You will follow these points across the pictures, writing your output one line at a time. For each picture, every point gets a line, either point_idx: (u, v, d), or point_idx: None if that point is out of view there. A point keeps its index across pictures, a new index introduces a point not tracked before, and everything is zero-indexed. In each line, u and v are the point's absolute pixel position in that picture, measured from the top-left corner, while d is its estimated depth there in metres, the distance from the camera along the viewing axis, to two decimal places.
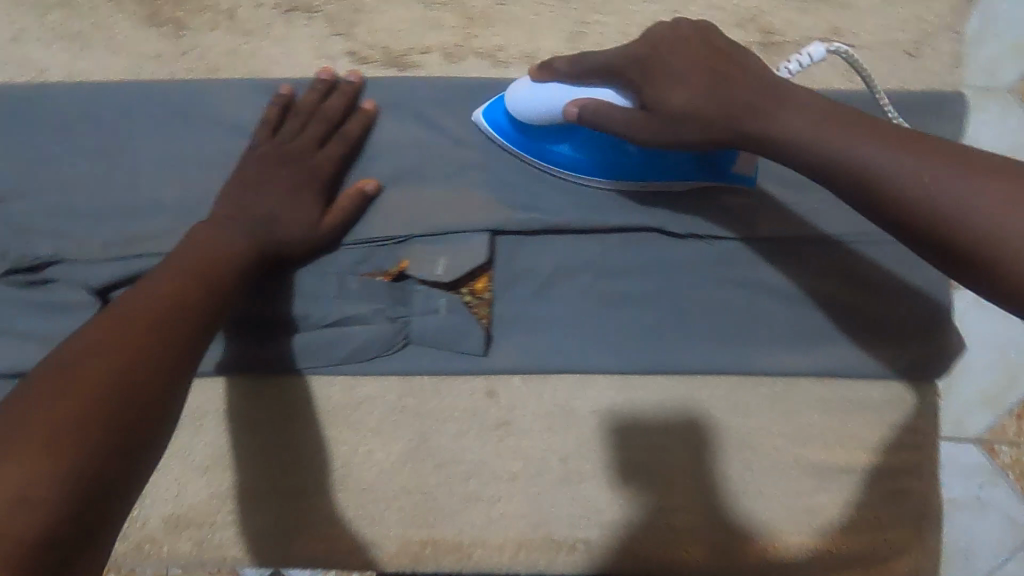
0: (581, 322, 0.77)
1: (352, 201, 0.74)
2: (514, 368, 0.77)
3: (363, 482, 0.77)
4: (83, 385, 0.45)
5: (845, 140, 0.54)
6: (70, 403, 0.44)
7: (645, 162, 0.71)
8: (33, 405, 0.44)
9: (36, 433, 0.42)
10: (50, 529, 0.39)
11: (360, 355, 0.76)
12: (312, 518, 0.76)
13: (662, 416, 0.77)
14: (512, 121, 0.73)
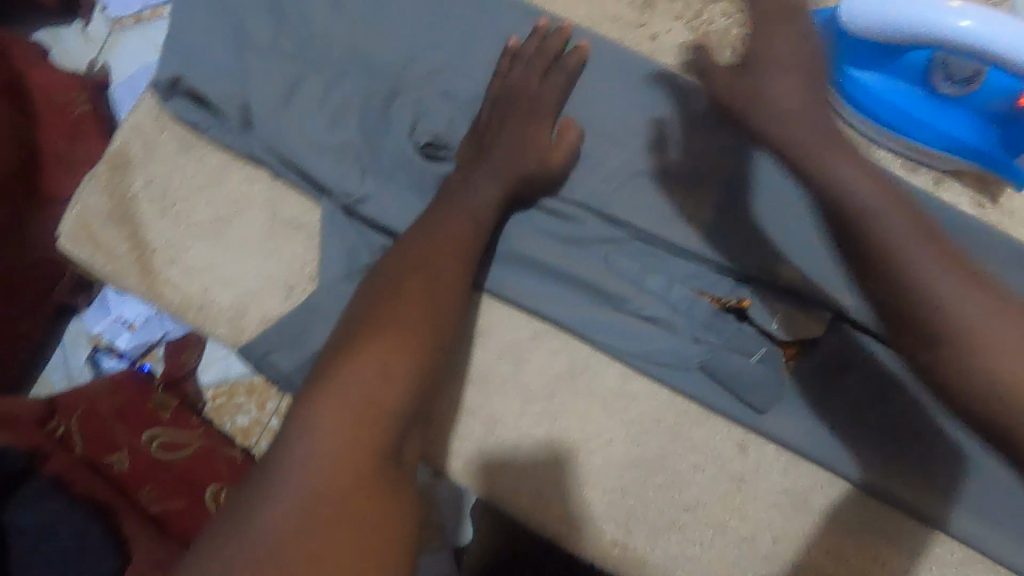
0: (733, 363, 0.63)
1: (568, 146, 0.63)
2: (722, 411, 0.64)
3: (514, 428, 0.66)
4: (391, 339, 0.46)
5: (924, 259, 0.44)
6: (422, 315, 0.48)
7: (908, 94, 0.59)
8: (401, 314, 0.48)
9: (404, 354, 0.45)
10: (398, 439, 0.43)
11: (538, 337, 0.67)
12: (460, 429, 0.67)
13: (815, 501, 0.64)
14: (840, 35, 0.59)
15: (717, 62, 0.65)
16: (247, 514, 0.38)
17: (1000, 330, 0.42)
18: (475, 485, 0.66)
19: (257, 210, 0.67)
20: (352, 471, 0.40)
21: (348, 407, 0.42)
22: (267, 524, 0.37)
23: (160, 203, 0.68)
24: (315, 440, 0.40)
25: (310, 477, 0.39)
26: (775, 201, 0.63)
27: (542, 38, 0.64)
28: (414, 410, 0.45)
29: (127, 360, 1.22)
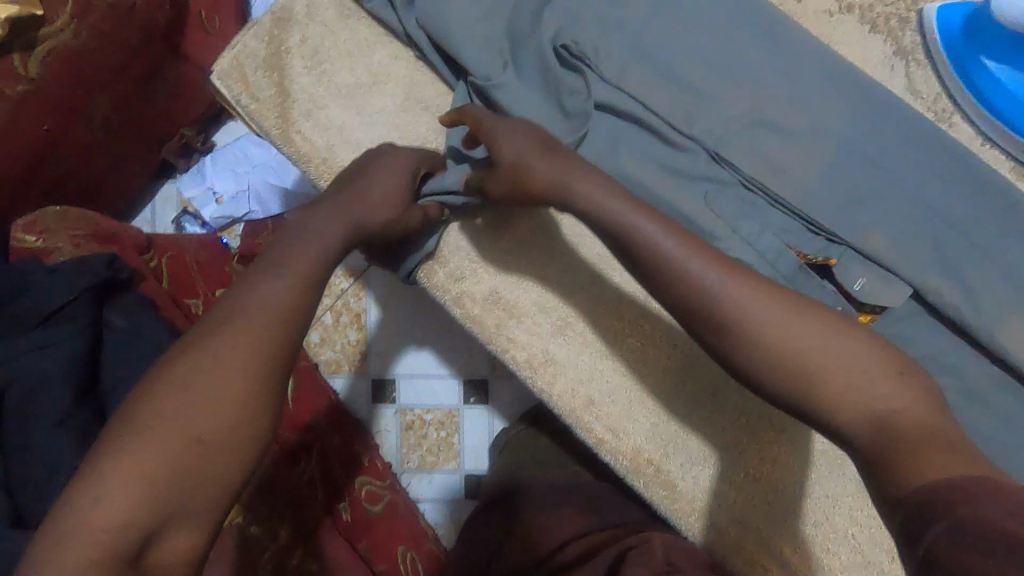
0: None
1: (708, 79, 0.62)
2: None
3: (581, 334, 0.71)
4: (194, 410, 0.43)
5: (710, 272, 0.52)
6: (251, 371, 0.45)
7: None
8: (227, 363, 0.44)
9: (212, 436, 0.43)
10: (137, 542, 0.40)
11: (623, 257, 0.72)
12: (532, 324, 0.71)
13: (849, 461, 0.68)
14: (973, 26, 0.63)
15: (855, 35, 0.68)
16: (168, 381, 0.44)
17: (821, 355, 0.49)
18: (533, 377, 0.71)
19: (396, 85, 0.73)
20: (254, 371, 0.45)
21: (109, 505, 0.40)
22: (97, 526, 0.39)
23: (310, 60, 0.74)
24: (229, 346, 0.45)
25: (129, 496, 0.40)
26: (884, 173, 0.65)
27: None
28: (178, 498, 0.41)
29: (209, 228, 1.30)
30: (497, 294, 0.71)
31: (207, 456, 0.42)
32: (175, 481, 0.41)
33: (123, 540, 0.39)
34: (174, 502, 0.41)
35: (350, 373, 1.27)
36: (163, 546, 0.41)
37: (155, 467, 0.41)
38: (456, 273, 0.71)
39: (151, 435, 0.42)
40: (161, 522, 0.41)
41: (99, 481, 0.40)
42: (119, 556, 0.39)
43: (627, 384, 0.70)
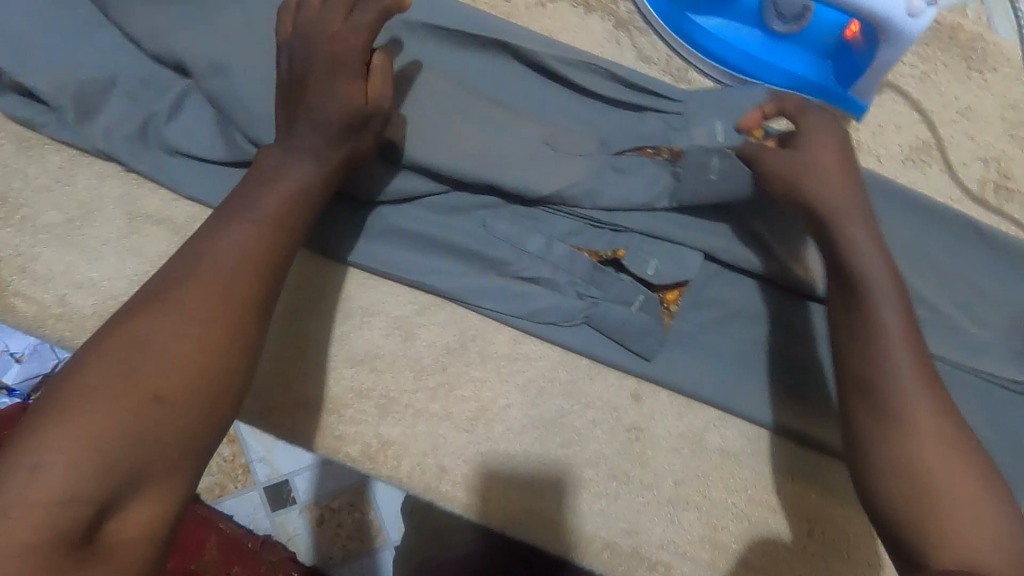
0: (618, 315, 0.63)
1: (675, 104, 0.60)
2: (612, 363, 0.65)
3: (410, 404, 0.65)
4: (159, 363, 0.42)
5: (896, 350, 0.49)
6: (204, 322, 0.45)
7: (740, 34, 0.62)
8: (183, 309, 0.44)
9: (168, 402, 0.41)
10: (87, 513, 0.37)
11: (425, 311, 0.66)
12: (355, 412, 0.65)
13: (707, 436, 0.67)
14: None
15: (572, 19, 0.65)
16: (137, 340, 0.43)
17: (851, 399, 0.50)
18: (375, 465, 0.65)
19: (113, 207, 0.63)
20: (210, 354, 0.44)
21: (43, 474, 0.37)
22: (25, 501, 0.36)
23: (2, 210, 0.63)
24: (177, 330, 0.44)
25: (79, 458, 0.38)
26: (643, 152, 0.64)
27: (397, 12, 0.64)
28: (161, 455, 0.40)
29: (18, 395, 1.11)
30: (306, 395, 0.64)
31: (150, 427, 0.40)
32: (128, 464, 0.39)
33: (64, 525, 0.36)
34: (124, 477, 0.39)
35: (239, 491, 1.15)
36: (112, 526, 0.38)
37: (91, 452, 0.38)
38: (254, 388, 0.63)
39: (90, 411, 0.39)
40: (111, 498, 0.38)
41: (23, 465, 0.37)
42: (60, 546, 0.36)
43: (475, 437, 0.65)
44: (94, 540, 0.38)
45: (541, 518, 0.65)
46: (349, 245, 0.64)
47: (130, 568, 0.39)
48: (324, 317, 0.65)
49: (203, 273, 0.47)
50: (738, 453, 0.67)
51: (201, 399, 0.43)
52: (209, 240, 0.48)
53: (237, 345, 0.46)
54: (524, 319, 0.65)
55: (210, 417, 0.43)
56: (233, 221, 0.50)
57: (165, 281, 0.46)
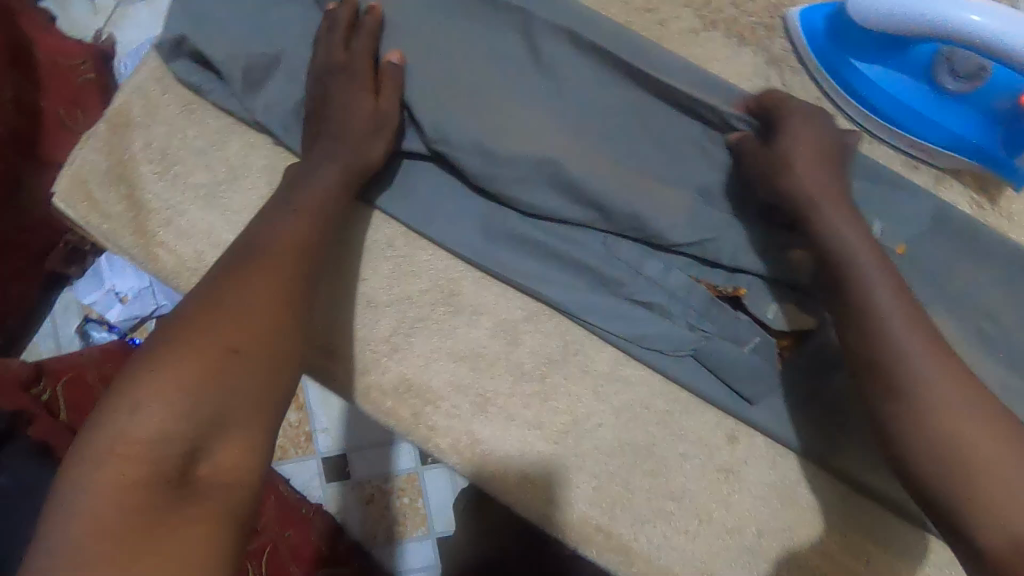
0: (727, 353, 0.62)
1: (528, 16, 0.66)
2: (712, 399, 0.64)
3: (503, 406, 0.66)
4: (232, 322, 0.47)
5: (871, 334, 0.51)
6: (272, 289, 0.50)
7: (904, 86, 0.59)
8: (253, 278, 0.50)
9: (239, 355, 0.46)
10: (178, 453, 0.42)
11: (533, 318, 0.66)
12: (451, 405, 0.66)
13: (800, 491, 0.64)
14: (836, 27, 0.60)
15: (723, 51, 0.65)
16: (213, 304, 0.48)
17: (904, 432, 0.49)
18: (462, 459, 0.66)
19: (257, 177, 0.67)
20: (275, 314, 0.49)
21: (139, 418, 0.42)
22: (128, 441, 0.41)
23: (159, 164, 0.67)
24: (247, 294, 0.49)
25: (166, 405, 0.42)
26: None
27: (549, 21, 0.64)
28: (238, 402, 0.44)
29: (118, 332, 1.19)
30: (407, 381, 0.66)
31: (224, 378, 0.45)
32: (207, 409, 0.43)
33: (160, 462, 0.41)
34: (206, 421, 0.43)
35: (299, 457, 1.19)
36: (204, 466, 0.42)
37: (177, 399, 0.43)
38: (361, 366, 0.66)
39: (173, 363, 0.44)
40: (197, 440, 0.42)
41: (124, 410, 0.42)
42: (160, 481, 0.40)
43: (562, 450, 0.66)
44: (189, 478, 0.41)
45: (617, 541, 0.65)
46: (469, 243, 0.65)
47: (226, 502, 0.42)
48: (435, 309, 0.66)
49: (263, 249, 0.52)
50: (831, 514, 0.64)
51: (267, 351, 0.47)
52: (267, 222, 0.55)
53: (295, 304, 0.50)
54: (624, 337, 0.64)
55: (278, 367, 0.47)
56: (281, 208, 0.56)
57: (234, 257, 0.52)
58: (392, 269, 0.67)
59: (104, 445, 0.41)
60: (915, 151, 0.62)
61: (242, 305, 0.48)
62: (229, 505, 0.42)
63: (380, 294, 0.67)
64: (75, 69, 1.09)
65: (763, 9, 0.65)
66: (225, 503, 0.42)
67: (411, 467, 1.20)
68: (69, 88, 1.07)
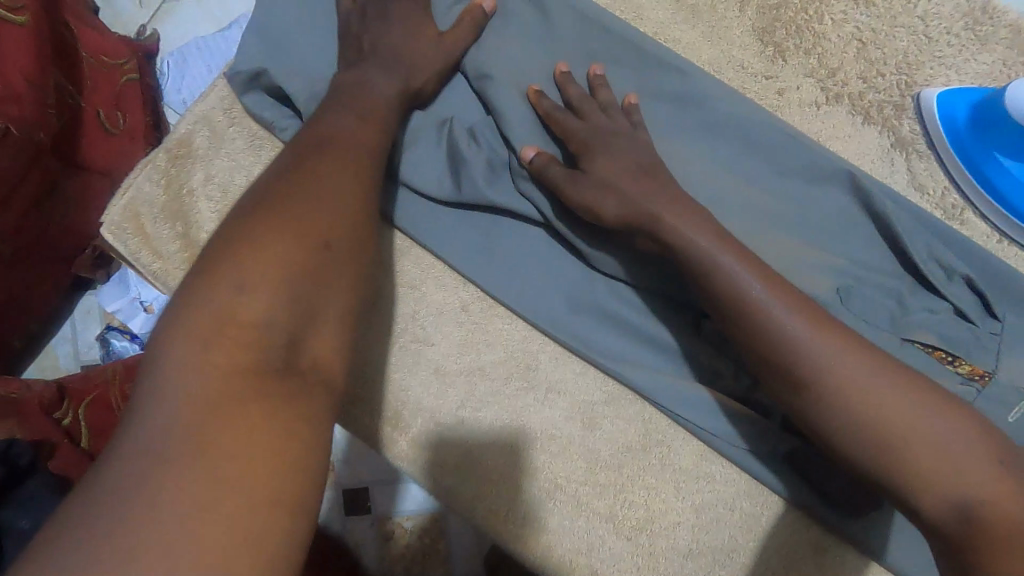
0: (823, 463, 0.57)
1: (629, 68, 0.60)
2: (802, 507, 0.58)
3: (575, 493, 0.60)
4: (323, 202, 0.43)
5: (839, 354, 0.47)
6: (358, 175, 0.46)
7: None
8: (332, 166, 0.45)
9: (331, 240, 0.42)
10: (278, 337, 0.39)
11: (614, 402, 0.61)
12: (516, 488, 0.60)
13: None
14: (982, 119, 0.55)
15: (845, 129, 0.59)
16: (302, 183, 0.43)
17: (876, 389, 0.46)
18: (523, 550, 0.60)
19: None
20: (359, 200, 0.45)
21: (243, 300, 0.38)
22: (236, 322, 0.38)
23: (218, 202, 0.62)
24: (337, 179, 0.45)
25: (266, 288, 0.39)
26: (894, 292, 0.57)
27: (664, 87, 0.60)
28: (331, 289, 0.41)
29: (139, 343, 1.13)
30: (471, 458, 0.60)
31: (319, 267, 0.41)
32: (305, 297, 0.40)
33: (263, 351, 0.38)
34: (303, 309, 0.40)
35: (318, 487, 1.12)
36: (303, 356, 0.39)
37: (280, 284, 0.39)
38: (423, 437, 0.60)
39: (269, 243, 0.40)
40: (296, 326, 0.39)
41: (226, 288, 0.39)
42: (262, 372, 0.37)
43: (636, 547, 0.60)
44: (291, 369, 0.38)
45: None
46: (542, 311, 0.60)
47: (317, 395, 0.39)
48: (507, 383, 0.61)
49: (346, 137, 0.48)
50: None
51: (355, 238, 0.43)
52: (342, 110, 0.50)
53: (382, 194, 0.47)
54: (688, 412, 0.59)
55: (368, 260, 0.44)
56: (360, 103, 0.51)
57: (314, 137, 0.47)
58: (465, 336, 0.61)
59: (204, 322, 0.38)
60: None
61: (334, 187, 0.44)
62: (324, 398, 0.39)
63: (450, 361, 0.61)
64: (118, 69, 1.03)
65: (894, 85, 0.59)
66: (312, 430, 0.37)
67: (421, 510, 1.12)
68: (109, 88, 1.01)
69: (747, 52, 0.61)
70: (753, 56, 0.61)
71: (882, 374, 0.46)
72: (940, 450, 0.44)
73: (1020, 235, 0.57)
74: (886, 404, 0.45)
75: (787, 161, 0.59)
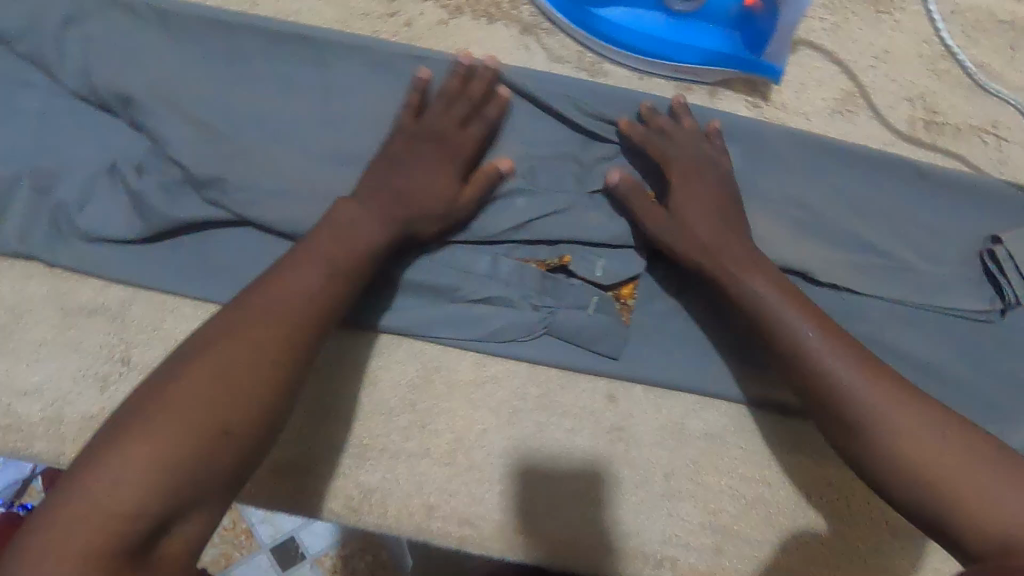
0: (573, 324, 0.63)
1: (262, 51, 0.62)
2: (576, 368, 0.64)
3: (386, 445, 0.64)
4: (235, 389, 0.45)
5: (734, 268, 0.57)
6: (273, 356, 0.47)
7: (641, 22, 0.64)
8: (232, 349, 0.47)
9: (225, 397, 0.45)
10: (156, 513, 0.40)
11: (383, 351, 0.64)
12: (331, 465, 0.63)
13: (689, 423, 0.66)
14: None
15: (476, 32, 0.64)
16: (183, 372, 0.45)
17: (922, 438, 0.50)
18: (359, 515, 0.63)
19: (43, 307, 0.61)
20: (282, 374, 0.47)
21: (114, 484, 0.40)
22: (109, 511, 0.39)
23: None
24: (256, 356, 0.47)
25: (146, 466, 0.40)
26: (569, 156, 0.63)
27: (303, 56, 0.63)
28: (232, 462, 0.44)
29: None
30: (276, 458, 0.62)
31: (223, 431, 0.44)
32: (186, 472, 0.41)
33: (131, 536, 0.39)
34: (184, 483, 0.41)
35: (245, 558, 0.92)
36: (170, 542, 0.41)
37: (158, 452, 0.41)
38: None
39: (162, 420, 0.42)
40: (169, 512, 0.41)
41: (109, 474, 0.40)
42: (128, 556, 0.39)
43: (456, 467, 0.64)
44: (149, 555, 0.40)
45: (539, 533, 0.64)
46: None
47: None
48: None
49: (262, 313, 0.49)
50: (721, 435, 0.66)
51: (256, 421, 0.46)
52: (284, 274, 0.51)
53: (297, 360, 0.49)
54: (449, 330, 0.63)
55: (263, 424, 0.46)
56: (295, 264, 0.52)
57: (225, 325, 0.48)
58: None
59: (79, 509, 0.39)
60: (681, 76, 0.64)
61: (248, 361, 0.47)
62: None
63: None
64: None
65: None
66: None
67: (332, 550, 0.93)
68: None
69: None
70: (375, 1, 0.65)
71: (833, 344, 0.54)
72: (836, 379, 0.53)
73: (648, 67, 0.64)
74: (946, 449, 0.49)
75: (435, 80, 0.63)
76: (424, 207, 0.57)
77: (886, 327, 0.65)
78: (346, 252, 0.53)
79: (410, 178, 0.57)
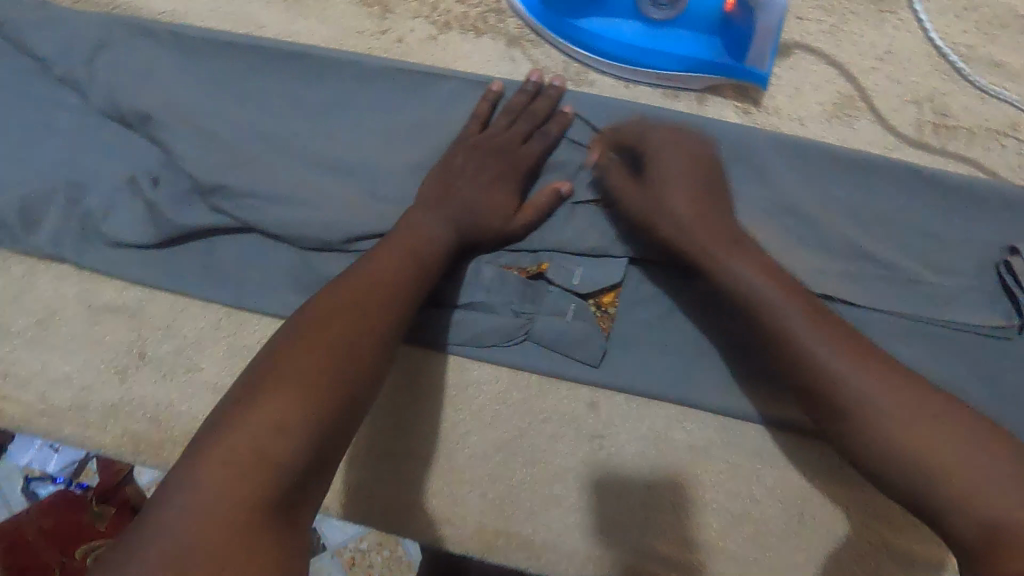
0: (553, 329, 0.63)
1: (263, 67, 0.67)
2: (557, 374, 0.65)
3: (372, 443, 0.66)
4: (363, 362, 0.47)
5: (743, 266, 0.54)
6: (382, 327, 0.50)
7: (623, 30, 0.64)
8: (364, 333, 0.49)
9: (352, 373, 0.46)
10: (300, 464, 0.42)
11: None
12: None
13: (674, 432, 0.65)
14: None
15: (463, 46, 0.68)
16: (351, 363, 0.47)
17: (911, 423, 0.46)
18: (347, 508, 0.65)
19: (75, 306, 0.68)
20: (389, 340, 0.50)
21: (272, 445, 0.41)
22: (261, 459, 0.41)
23: None
24: (376, 331, 0.49)
25: (294, 423, 0.42)
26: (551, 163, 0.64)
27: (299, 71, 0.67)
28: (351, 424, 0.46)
29: None
30: None
31: (352, 397, 0.46)
32: (323, 429, 0.43)
33: (278, 487, 0.40)
34: (321, 440, 0.43)
35: None
36: (307, 497, 0.43)
37: (309, 416, 0.43)
38: None
39: (295, 384, 0.44)
40: (309, 462, 0.42)
41: (244, 428, 0.42)
42: (278, 503, 0.40)
43: (440, 466, 0.66)
44: (294, 506, 0.41)
45: (519, 536, 0.64)
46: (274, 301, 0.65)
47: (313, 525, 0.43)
48: None
49: (377, 288, 0.51)
50: (707, 446, 0.64)
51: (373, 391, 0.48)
52: (376, 257, 0.54)
53: (400, 334, 0.51)
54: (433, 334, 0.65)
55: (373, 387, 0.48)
56: (389, 248, 0.55)
57: (342, 303, 0.50)
58: (227, 350, 0.67)
59: (226, 462, 0.40)
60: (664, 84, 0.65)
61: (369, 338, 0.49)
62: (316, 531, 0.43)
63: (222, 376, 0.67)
64: None
65: None
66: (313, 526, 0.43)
67: (351, 543, 0.95)
68: None
69: (364, 18, 0.69)
70: (369, 19, 0.69)
71: (821, 326, 0.50)
72: (820, 362, 0.49)
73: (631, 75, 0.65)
74: (936, 440, 0.45)
75: (422, 93, 0.66)
76: (483, 217, 0.60)
77: (893, 344, 0.61)
78: (433, 245, 0.56)
79: (475, 189, 0.61)
